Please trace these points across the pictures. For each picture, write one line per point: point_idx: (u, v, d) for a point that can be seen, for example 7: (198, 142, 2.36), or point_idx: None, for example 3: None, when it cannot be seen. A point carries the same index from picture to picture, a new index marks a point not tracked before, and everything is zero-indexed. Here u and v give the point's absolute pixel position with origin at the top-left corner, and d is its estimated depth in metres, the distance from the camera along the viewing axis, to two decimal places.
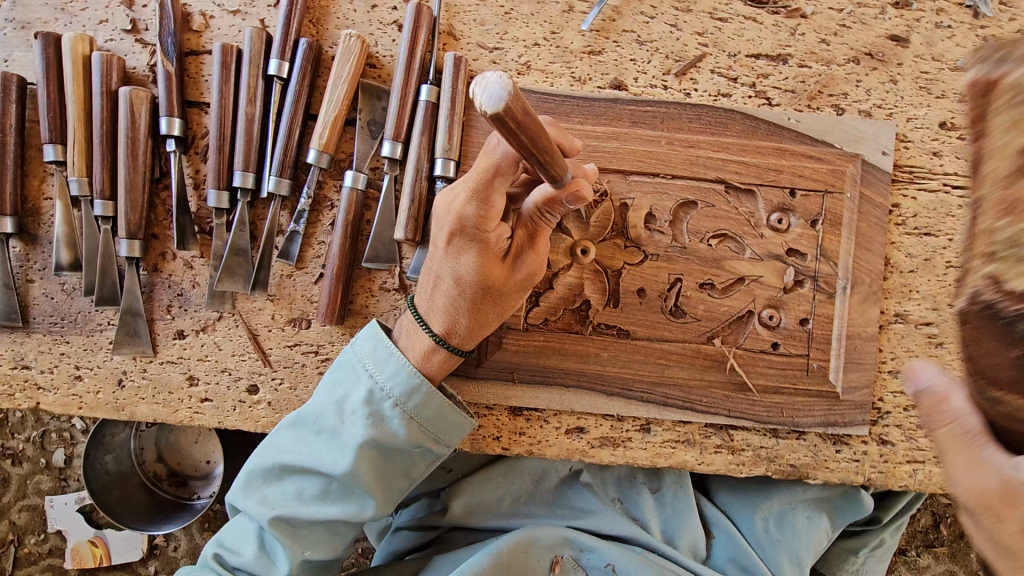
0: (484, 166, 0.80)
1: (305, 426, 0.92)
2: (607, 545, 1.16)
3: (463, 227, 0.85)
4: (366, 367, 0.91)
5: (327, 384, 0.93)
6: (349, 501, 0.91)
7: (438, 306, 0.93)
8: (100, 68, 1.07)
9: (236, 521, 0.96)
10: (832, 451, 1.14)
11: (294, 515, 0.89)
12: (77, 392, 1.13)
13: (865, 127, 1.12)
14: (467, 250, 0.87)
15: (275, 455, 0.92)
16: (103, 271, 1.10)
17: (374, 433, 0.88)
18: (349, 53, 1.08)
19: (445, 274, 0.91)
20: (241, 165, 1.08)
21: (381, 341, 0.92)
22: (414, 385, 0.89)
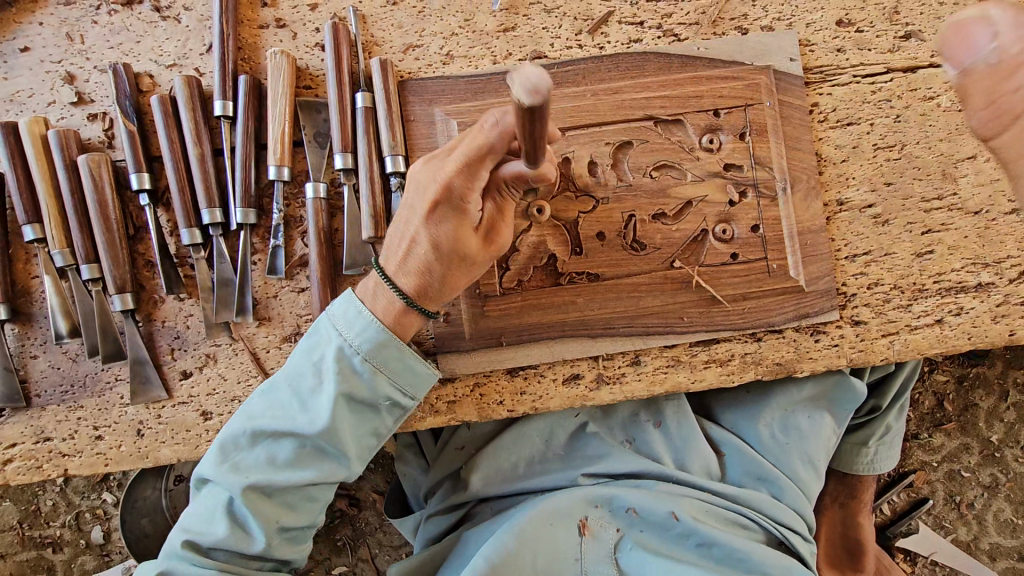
0: (479, 141, 0.84)
1: (281, 390, 0.98)
2: (626, 491, 1.22)
3: (452, 196, 0.89)
4: (338, 327, 0.98)
5: (303, 348, 0.99)
6: (321, 462, 0.98)
7: (406, 266, 0.96)
8: (59, 143, 1.14)
9: (202, 495, 1.00)
10: (811, 341, 1.21)
11: (267, 480, 0.95)
12: (101, 450, 1.19)
13: (769, 40, 1.21)
14: (448, 219, 0.91)
15: (248, 422, 0.97)
16: (103, 330, 1.16)
17: (350, 388, 0.96)
18: (279, 69, 1.16)
19: (421, 239, 0.94)
20: (206, 203, 1.15)
21: (353, 303, 0.98)
22: (384, 340, 0.97)
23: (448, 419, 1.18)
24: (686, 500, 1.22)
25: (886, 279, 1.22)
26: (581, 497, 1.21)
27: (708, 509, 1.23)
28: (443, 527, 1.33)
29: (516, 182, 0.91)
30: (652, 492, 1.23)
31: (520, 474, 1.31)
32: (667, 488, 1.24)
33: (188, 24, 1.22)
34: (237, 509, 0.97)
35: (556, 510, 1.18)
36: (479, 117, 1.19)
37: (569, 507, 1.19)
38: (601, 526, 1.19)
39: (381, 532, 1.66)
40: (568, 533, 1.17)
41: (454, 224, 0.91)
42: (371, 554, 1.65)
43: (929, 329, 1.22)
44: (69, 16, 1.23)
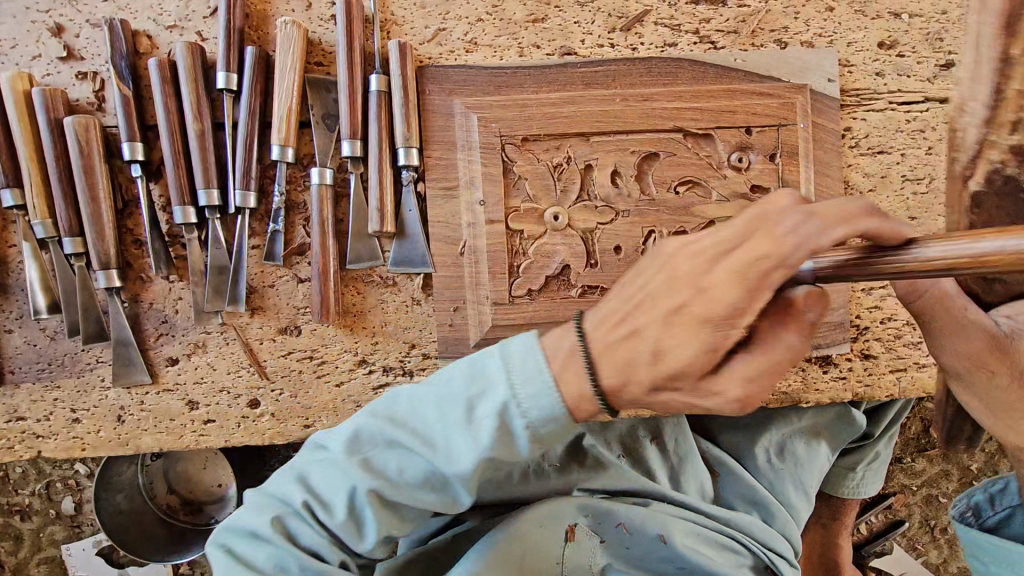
0: (764, 245, 0.68)
1: (428, 404, 0.79)
2: (617, 506, 1.18)
3: (704, 311, 0.70)
4: (512, 369, 0.75)
5: (470, 363, 0.78)
6: (430, 496, 0.82)
7: (610, 346, 0.74)
8: (44, 103, 1.05)
9: (305, 470, 0.86)
10: (819, 373, 1.20)
11: (397, 493, 0.81)
12: (78, 433, 1.13)
13: (808, 57, 1.15)
14: (692, 335, 0.70)
15: (393, 424, 0.81)
16: (85, 309, 1.10)
17: (505, 445, 0.76)
18: (290, 42, 1.08)
19: (642, 336, 0.73)
20: (203, 182, 1.08)
21: (535, 356, 0.75)
22: (559, 415, 0.74)
23: None
24: (679, 522, 1.19)
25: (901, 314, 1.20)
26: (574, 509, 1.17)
27: (698, 532, 1.20)
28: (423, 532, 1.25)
29: (815, 302, 0.72)
30: (647, 510, 1.20)
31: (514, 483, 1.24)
32: (659, 507, 1.21)
33: None
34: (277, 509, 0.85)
35: (547, 525, 1.14)
36: (501, 113, 1.11)
37: (559, 516, 1.16)
38: (589, 540, 1.18)
39: None
40: (556, 546, 1.14)
41: (701, 341, 0.70)
42: None
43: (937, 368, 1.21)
44: None
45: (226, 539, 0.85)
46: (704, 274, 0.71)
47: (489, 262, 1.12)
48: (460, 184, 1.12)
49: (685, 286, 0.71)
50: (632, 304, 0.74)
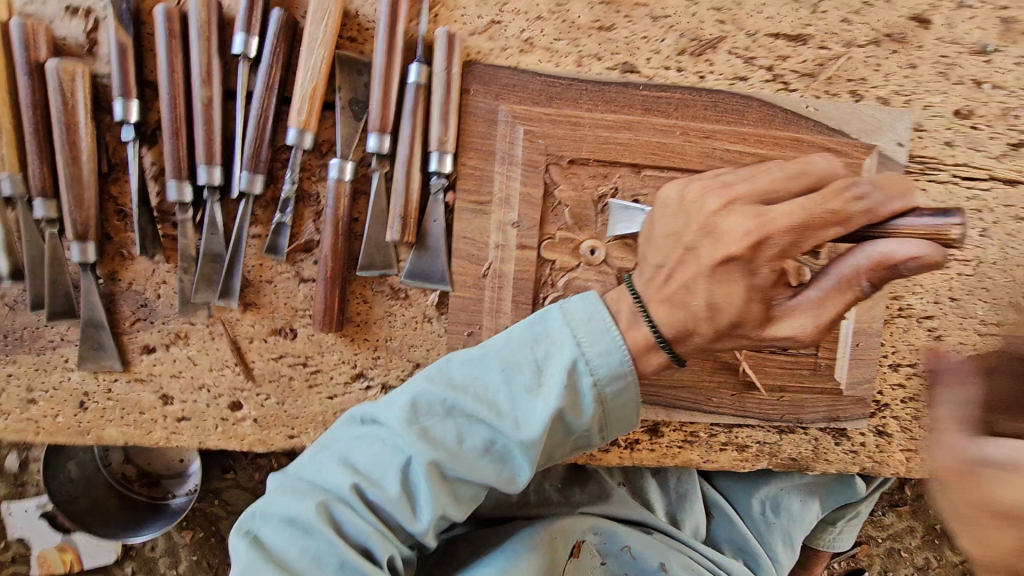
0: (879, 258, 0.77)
1: (491, 370, 0.83)
2: (624, 528, 1.13)
3: (729, 251, 0.78)
4: (576, 334, 0.82)
5: (529, 334, 0.84)
6: (492, 472, 0.82)
7: (668, 296, 0.83)
8: (22, 40, 0.89)
9: (345, 444, 0.85)
10: (832, 443, 1.15)
11: (455, 462, 0.80)
12: (32, 416, 1.01)
13: (883, 116, 1.08)
14: (742, 278, 0.79)
15: (454, 391, 0.82)
16: (53, 281, 0.96)
17: (571, 406, 0.81)
18: (323, 11, 0.93)
19: (696, 292, 0.81)
20: (204, 158, 0.94)
21: (601, 313, 0.83)
22: (624, 374, 0.81)
23: None
24: (678, 554, 1.14)
25: (921, 395, 1.17)
26: (579, 525, 1.10)
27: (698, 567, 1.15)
28: None
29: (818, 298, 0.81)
30: (649, 536, 1.15)
31: (516, 501, 1.17)
32: (662, 538, 1.16)
33: None
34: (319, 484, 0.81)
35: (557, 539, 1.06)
36: (550, 128, 1.01)
37: (568, 530, 1.09)
38: (590, 559, 1.10)
39: None
40: (562, 562, 1.06)
41: (748, 284, 0.80)
42: None
43: None
44: None
45: (255, 526, 0.81)
46: (714, 217, 0.80)
47: (514, 289, 1.02)
48: (493, 200, 1.02)
49: (744, 213, 0.78)
50: (697, 238, 0.81)
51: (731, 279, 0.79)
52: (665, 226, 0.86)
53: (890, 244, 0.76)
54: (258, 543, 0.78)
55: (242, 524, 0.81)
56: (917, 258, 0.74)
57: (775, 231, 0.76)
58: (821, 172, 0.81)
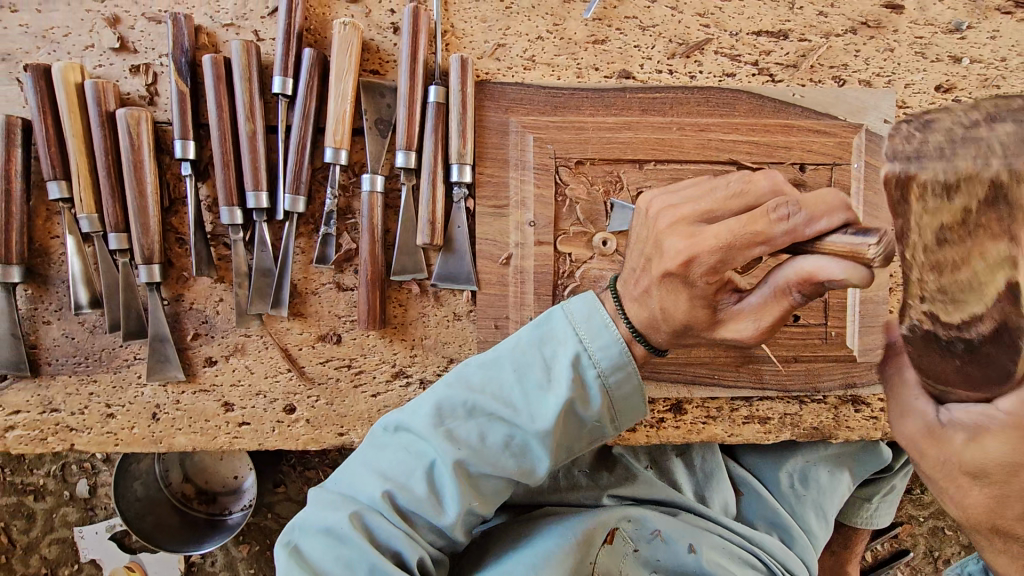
0: (805, 270, 0.71)
1: (504, 373, 0.89)
2: (652, 513, 1.17)
3: (669, 267, 0.79)
4: (577, 331, 0.88)
5: (535, 337, 0.90)
6: (513, 467, 0.89)
7: (635, 298, 0.87)
8: (95, 96, 1.03)
9: (375, 455, 0.94)
10: (851, 410, 1.20)
11: (478, 459, 0.88)
12: (111, 429, 1.12)
13: (867, 96, 1.15)
14: (684, 290, 0.80)
15: (471, 394, 0.89)
16: (126, 305, 1.08)
17: (580, 399, 0.87)
18: (347, 45, 1.06)
19: (650, 298, 0.85)
20: (252, 185, 1.07)
21: (598, 311, 0.89)
22: (625, 363, 0.86)
23: None
24: (706, 536, 1.18)
25: None
26: (611, 517, 1.14)
27: (726, 546, 1.19)
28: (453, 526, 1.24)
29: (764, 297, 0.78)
30: (676, 520, 1.19)
31: (548, 486, 1.23)
32: (690, 520, 1.21)
33: None
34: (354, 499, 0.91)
35: (593, 530, 1.11)
36: (557, 134, 1.11)
37: (600, 518, 1.13)
38: (623, 546, 1.14)
39: None
40: (594, 550, 1.10)
41: (692, 294, 0.80)
42: None
43: None
44: None
45: (295, 538, 0.90)
46: (660, 234, 0.81)
47: (535, 282, 1.11)
48: (510, 203, 1.11)
49: (682, 232, 0.79)
50: (650, 252, 0.83)
51: (673, 292, 0.81)
52: (637, 235, 0.88)
53: (819, 261, 0.70)
54: (299, 554, 0.88)
55: (286, 537, 0.91)
56: (837, 281, 0.68)
57: (702, 252, 0.76)
58: (766, 183, 0.78)
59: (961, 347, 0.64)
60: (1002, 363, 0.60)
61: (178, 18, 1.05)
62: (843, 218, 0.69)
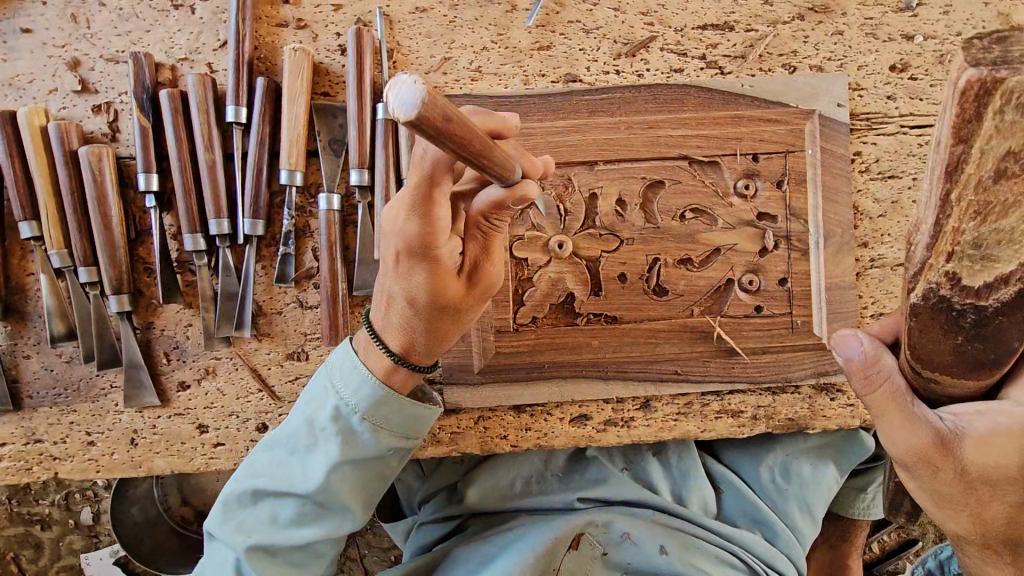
0: (416, 180, 0.72)
1: (286, 432, 0.94)
2: (620, 517, 1.22)
3: (407, 253, 0.78)
4: (333, 384, 0.92)
5: (302, 397, 0.94)
6: (326, 513, 0.94)
7: (387, 322, 0.89)
8: (58, 137, 1.07)
9: (212, 551, 0.96)
10: (826, 399, 1.18)
11: (285, 508, 0.92)
12: (92, 456, 1.15)
13: (817, 82, 1.13)
14: (421, 271, 0.80)
15: (250, 480, 0.93)
16: (99, 335, 1.12)
17: (358, 439, 0.90)
18: (299, 69, 1.09)
19: (397, 294, 0.85)
20: (213, 212, 1.09)
21: (349, 359, 0.92)
22: (382, 399, 0.90)
23: (450, 450, 1.17)
24: (679, 537, 1.22)
25: None
26: (579, 522, 1.20)
27: (699, 546, 1.23)
28: (435, 536, 1.32)
29: (499, 213, 0.80)
30: (646, 523, 1.23)
31: (520, 491, 1.28)
32: (660, 520, 1.24)
33: (201, 15, 1.14)
34: (241, 575, 0.92)
35: (556, 542, 1.18)
36: None
37: (565, 527, 1.19)
38: (590, 550, 1.21)
39: (371, 534, 1.69)
40: (559, 556, 1.18)
41: (426, 280, 0.81)
42: (360, 555, 1.69)
43: None
44: None
45: None
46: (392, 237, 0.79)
47: None
48: None
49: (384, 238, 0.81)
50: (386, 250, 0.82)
51: (418, 277, 0.81)
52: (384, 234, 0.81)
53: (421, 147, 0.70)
54: None
55: None
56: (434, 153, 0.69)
57: (412, 239, 0.76)
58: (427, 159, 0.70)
59: (971, 320, 0.67)
60: (1004, 342, 0.67)
61: (136, 56, 1.09)
62: (434, 153, 0.69)
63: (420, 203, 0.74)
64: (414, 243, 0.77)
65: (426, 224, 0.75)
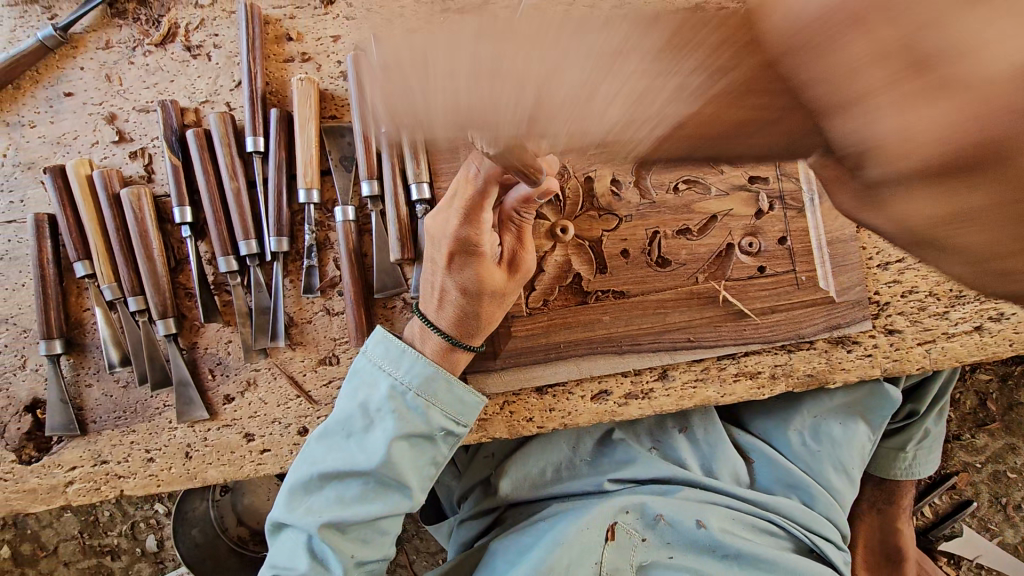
0: (469, 191, 0.89)
1: (339, 420, 1.02)
2: (653, 498, 1.22)
3: (461, 249, 0.95)
4: (384, 368, 1.03)
5: (350, 387, 1.04)
6: (385, 492, 1.02)
7: (441, 312, 1.03)
8: (102, 183, 1.20)
9: (280, 543, 1.03)
10: (844, 352, 1.19)
11: (348, 490, 1.00)
12: (152, 471, 1.25)
13: None
14: (471, 263, 0.96)
15: (313, 466, 1.00)
16: (151, 358, 1.22)
17: (411, 416, 1.01)
18: (306, 97, 1.19)
19: (449, 286, 1.00)
20: (242, 234, 1.20)
21: (394, 343, 1.04)
22: (431, 375, 1.02)
23: (480, 436, 1.22)
24: (713, 508, 1.23)
25: (921, 286, 1.20)
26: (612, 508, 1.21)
27: (735, 517, 1.23)
28: (476, 531, 1.37)
29: (525, 207, 0.98)
30: (678, 499, 1.23)
31: (552, 477, 1.32)
32: (692, 494, 1.25)
33: (217, 61, 1.26)
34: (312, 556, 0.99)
35: (590, 526, 1.17)
36: None
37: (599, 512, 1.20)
38: (629, 537, 1.20)
39: (418, 539, 1.74)
40: (597, 546, 1.16)
41: (476, 270, 0.97)
42: (408, 560, 1.73)
43: (968, 336, 1.19)
44: (107, 59, 1.28)
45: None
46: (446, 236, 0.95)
47: None
48: None
49: (437, 240, 0.97)
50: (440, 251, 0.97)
51: (469, 271, 0.97)
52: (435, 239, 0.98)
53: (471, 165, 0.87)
54: None
55: None
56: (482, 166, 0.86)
57: (464, 234, 0.93)
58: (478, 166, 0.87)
59: None
60: None
61: (163, 103, 1.21)
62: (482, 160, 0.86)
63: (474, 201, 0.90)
64: (471, 237, 0.93)
65: (472, 202, 0.90)
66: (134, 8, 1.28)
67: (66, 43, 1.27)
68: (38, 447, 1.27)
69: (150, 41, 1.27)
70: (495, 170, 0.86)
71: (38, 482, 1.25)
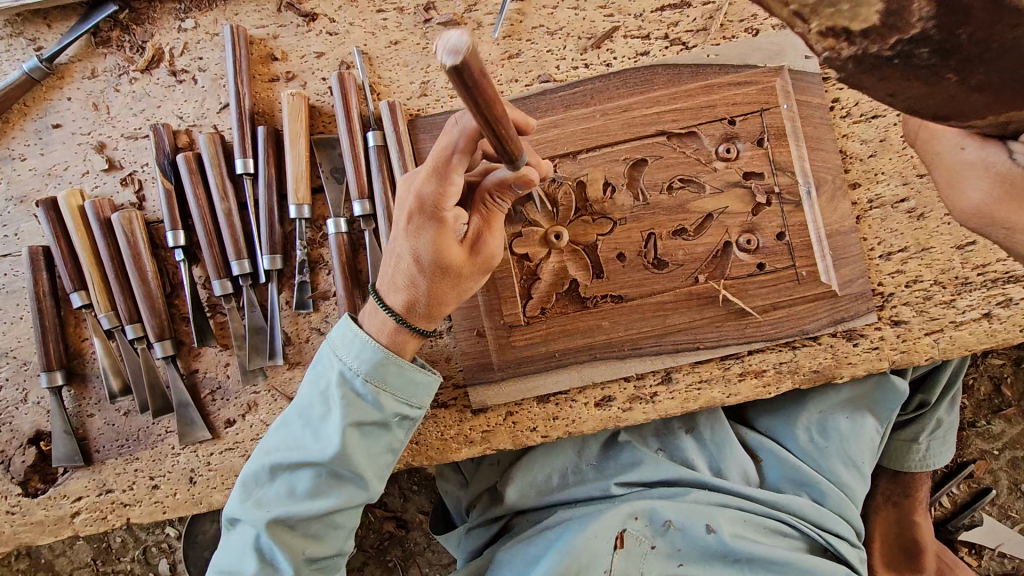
0: (442, 145, 0.85)
1: (296, 411, 1.01)
2: (661, 504, 1.21)
3: (422, 210, 0.91)
4: (338, 354, 1.00)
5: (310, 376, 1.03)
6: (340, 486, 1.00)
7: (399, 287, 0.98)
8: (94, 212, 1.20)
9: (230, 537, 1.01)
10: (850, 346, 1.17)
11: (297, 484, 0.99)
12: (158, 498, 1.24)
13: (782, 40, 1.16)
14: (427, 228, 0.92)
15: (265, 457, 0.99)
16: (151, 384, 1.22)
17: (362, 407, 0.98)
18: (295, 111, 1.18)
19: (404, 253, 0.95)
20: (234, 255, 1.19)
21: (351, 329, 1.01)
22: (383, 362, 0.98)
23: (484, 449, 1.20)
24: (724, 511, 1.21)
25: (926, 275, 1.17)
26: (620, 517, 1.19)
27: (745, 518, 1.21)
28: (483, 540, 1.37)
29: (500, 189, 0.94)
30: (687, 503, 1.21)
31: (557, 483, 1.31)
32: (703, 497, 1.23)
33: (203, 84, 1.26)
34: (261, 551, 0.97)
35: (597, 537, 1.16)
36: None
37: (607, 523, 1.18)
38: (638, 546, 1.19)
39: (430, 552, 1.72)
40: (606, 556, 1.15)
41: (432, 236, 0.92)
42: (422, 574, 1.72)
43: (976, 324, 1.16)
44: (93, 88, 1.28)
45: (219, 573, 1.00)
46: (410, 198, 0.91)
47: (500, 288, 1.16)
48: None
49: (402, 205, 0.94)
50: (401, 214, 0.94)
51: (423, 236, 0.92)
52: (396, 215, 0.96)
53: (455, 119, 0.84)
54: None
55: None
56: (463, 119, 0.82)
57: (424, 193, 0.89)
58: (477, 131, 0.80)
59: None
60: None
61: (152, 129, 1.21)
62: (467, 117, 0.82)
63: (445, 157, 0.85)
64: (434, 208, 0.90)
65: (444, 159, 0.85)
66: (118, 35, 1.28)
67: (53, 74, 1.27)
68: (43, 479, 1.27)
69: (135, 67, 1.27)
70: (471, 131, 0.82)
71: (45, 514, 1.25)
